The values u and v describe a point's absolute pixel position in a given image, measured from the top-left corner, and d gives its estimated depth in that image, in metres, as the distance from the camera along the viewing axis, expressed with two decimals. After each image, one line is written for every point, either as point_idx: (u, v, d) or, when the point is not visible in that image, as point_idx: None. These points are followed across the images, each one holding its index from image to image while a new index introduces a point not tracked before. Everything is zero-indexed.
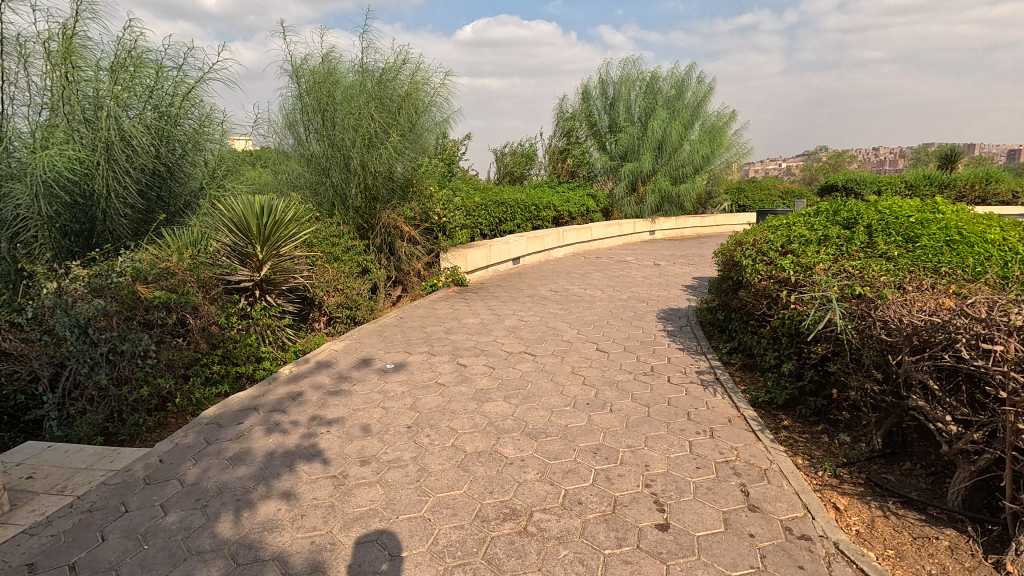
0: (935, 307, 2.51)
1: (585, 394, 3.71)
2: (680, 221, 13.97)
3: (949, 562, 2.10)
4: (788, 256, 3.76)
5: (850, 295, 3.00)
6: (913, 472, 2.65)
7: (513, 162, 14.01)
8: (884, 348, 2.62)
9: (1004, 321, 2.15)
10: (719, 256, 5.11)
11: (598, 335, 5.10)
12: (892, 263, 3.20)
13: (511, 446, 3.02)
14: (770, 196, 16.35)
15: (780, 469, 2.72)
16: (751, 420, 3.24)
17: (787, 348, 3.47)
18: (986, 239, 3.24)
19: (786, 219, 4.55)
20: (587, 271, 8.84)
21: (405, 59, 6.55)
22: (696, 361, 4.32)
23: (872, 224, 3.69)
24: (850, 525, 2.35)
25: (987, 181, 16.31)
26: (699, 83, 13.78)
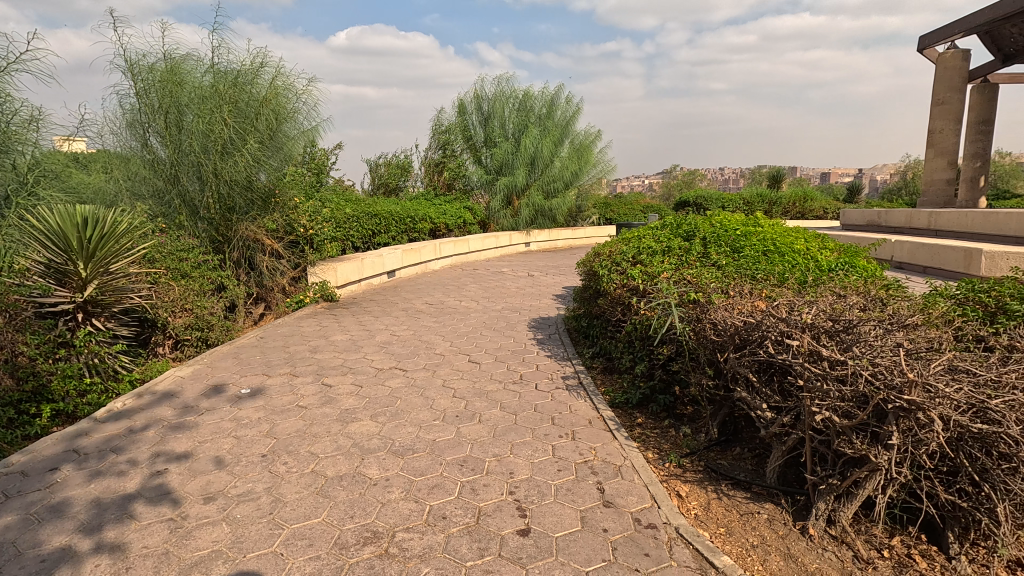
0: (751, 308, 2.88)
1: (454, 406, 3.71)
2: (553, 233, 14.62)
3: (767, 532, 2.40)
4: (638, 266, 4.09)
5: (687, 301, 3.33)
6: (742, 455, 2.99)
7: (388, 173, 13.79)
8: (715, 347, 2.93)
9: (800, 319, 2.51)
10: (582, 266, 5.42)
11: (471, 347, 5.13)
12: (720, 271, 3.61)
13: (375, 466, 2.92)
14: (634, 210, 17.71)
15: (632, 464, 2.93)
16: (609, 420, 3.46)
17: (639, 351, 3.77)
18: (793, 249, 3.78)
19: (639, 231, 4.94)
20: (463, 283, 8.89)
21: (263, 61, 6.17)
22: (562, 367, 4.52)
23: (707, 236, 4.13)
24: (690, 509, 2.59)
25: (804, 200, 19.09)
26: (567, 103, 14.58)
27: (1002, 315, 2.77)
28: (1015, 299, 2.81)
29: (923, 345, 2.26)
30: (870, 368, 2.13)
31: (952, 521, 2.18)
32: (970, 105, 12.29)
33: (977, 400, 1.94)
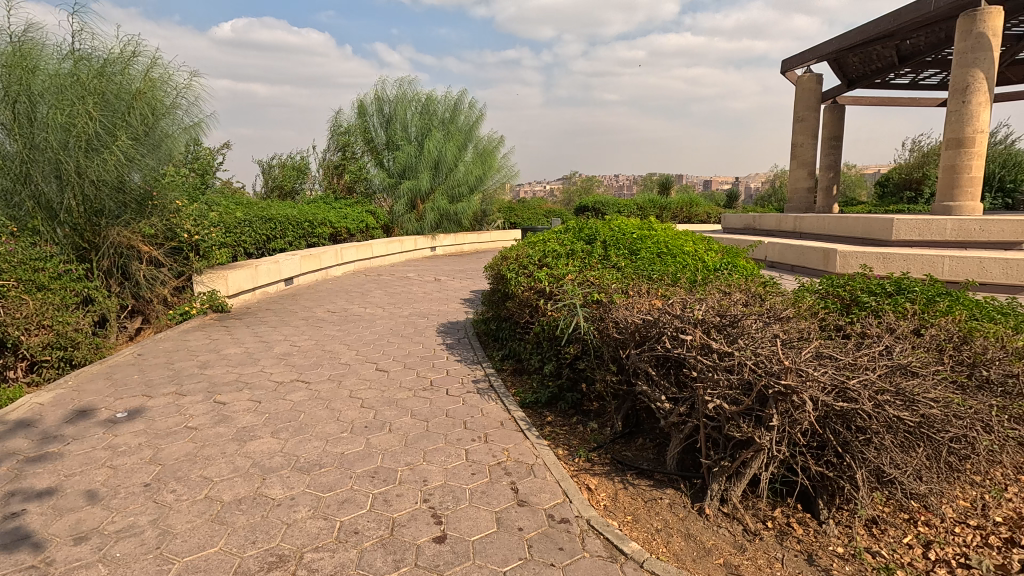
0: (649, 307, 3.06)
1: (363, 417, 3.59)
2: (459, 238, 14.61)
3: (669, 516, 2.56)
4: (544, 269, 4.20)
5: (591, 301, 3.48)
6: (644, 446, 3.17)
7: (282, 175, 13.06)
8: (618, 344, 3.08)
9: (692, 315, 2.72)
10: (489, 269, 5.47)
11: (378, 355, 4.99)
12: (620, 272, 3.82)
13: (279, 485, 2.76)
14: (537, 215, 18.16)
15: (544, 461, 3.00)
16: (520, 420, 3.52)
17: (548, 351, 3.88)
18: (683, 251, 4.08)
19: (543, 235, 5.07)
20: (367, 289, 8.62)
21: (135, 51, 5.60)
22: (472, 370, 4.53)
23: (607, 239, 4.34)
24: (599, 501, 2.70)
25: (690, 205, 20.65)
26: (471, 109, 14.66)
27: (854, 306, 3.18)
28: (864, 292, 3.24)
29: (795, 335, 2.53)
30: (753, 358, 2.35)
31: (822, 490, 2.47)
32: (823, 123, 13.98)
33: (839, 381, 2.21)
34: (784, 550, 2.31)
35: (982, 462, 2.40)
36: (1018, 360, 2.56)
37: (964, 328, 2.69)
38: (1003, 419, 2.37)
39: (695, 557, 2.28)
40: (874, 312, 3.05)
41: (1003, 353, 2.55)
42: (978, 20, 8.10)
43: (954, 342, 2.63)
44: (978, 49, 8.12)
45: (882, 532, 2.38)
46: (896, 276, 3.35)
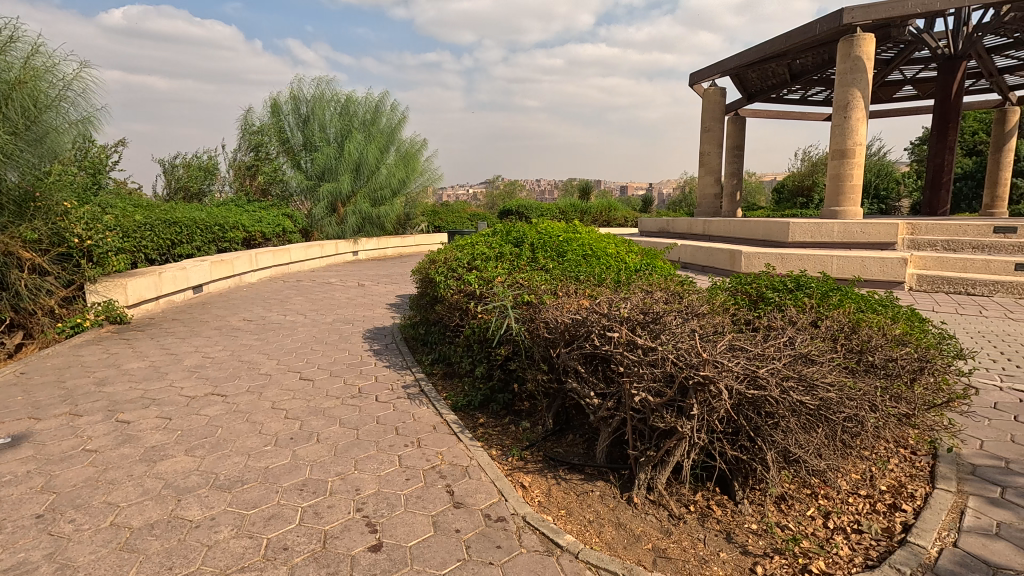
0: (577, 306, 3.17)
1: (288, 428, 3.43)
2: (382, 242, 14.30)
3: (600, 507, 2.66)
4: (473, 271, 4.22)
5: (521, 302, 3.55)
6: (575, 441, 3.27)
7: (187, 176, 12.18)
8: (548, 344, 3.17)
9: (617, 313, 2.84)
10: (417, 273, 5.40)
11: (301, 363, 4.78)
12: (549, 274, 3.91)
13: (197, 505, 2.58)
14: (461, 218, 18.14)
15: (479, 462, 3.02)
16: (453, 423, 3.51)
17: (479, 354, 3.90)
18: (607, 253, 4.24)
19: (471, 238, 5.09)
20: (285, 295, 8.22)
21: (12, 36, 5.03)
22: (402, 376, 4.46)
23: (534, 242, 4.43)
24: (534, 498, 2.76)
25: (609, 210, 21.46)
26: (392, 111, 14.41)
27: (760, 302, 3.46)
28: (769, 289, 3.53)
29: (711, 329, 2.72)
30: (674, 352, 2.50)
31: (737, 472, 2.67)
32: (728, 133, 15.04)
33: (750, 371, 2.40)
34: (705, 530, 2.48)
35: (870, 438, 2.70)
36: (896, 345, 2.90)
37: (852, 319, 3.01)
38: (886, 398, 2.68)
39: (626, 545, 2.39)
40: (777, 307, 3.33)
41: (884, 339, 2.88)
42: (855, 44, 9.05)
43: (845, 331, 2.93)
44: (856, 70, 9.07)
45: (790, 507, 2.61)
46: (795, 273, 3.69)
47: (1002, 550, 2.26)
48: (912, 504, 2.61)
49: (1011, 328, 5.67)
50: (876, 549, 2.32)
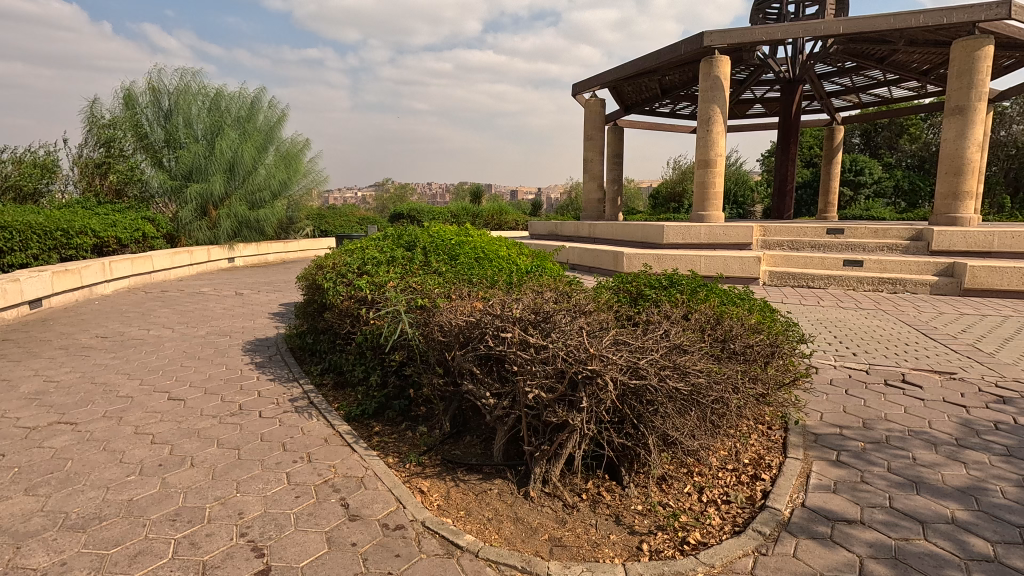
0: (471, 308, 3.20)
1: (155, 454, 3.10)
2: (262, 247, 13.36)
3: (498, 504, 2.71)
4: (364, 277, 4.10)
5: (415, 306, 3.51)
6: (472, 442, 3.30)
7: (18, 174, 10.49)
8: (443, 347, 3.17)
9: (509, 314, 2.92)
10: (303, 279, 5.13)
11: (169, 382, 4.33)
12: (442, 277, 3.91)
13: (42, 551, 2.25)
14: (349, 222, 17.46)
15: (375, 472, 2.94)
16: (346, 434, 3.39)
17: (372, 361, 3.80)
18: (499, 256, 4.34)
19: (361, 242, 4.94)
20: (149, 308, 7.39)
21: None
22: (289, 389, 4.20)
23: (427, 245, 4.40)
24: (433, 502, 2.74)
25: (500, 213, 21.85)
26: (270, 108, 13.55)
27: (640, 299, 3.73)
28: (647, 287, 3.82)
29: (596, 326, 2.88)
30: (564, 348, 2.63)
31: (624, 459, 2.85)
32: (608, 141, 15.98)
33: (633, 362, 2.58)
34: (597, 516, 2.62)
35: (733, 417, 3.02)
36: (753, 333, 3.27)
37: (717, 312, 3.35)
38: (746, 381, 3.01)
39: (524, 538, 2.46)
40: (655, 303, 3.61)
41: (743, 329, 3.24)
42: (714, 65, 10.06)
43: (711, 323, 3.25)
44: (716, 88, 10.08)
45: (669, 486, 2.85)
46: (669, 272, 4.02)
47: (838, 504, 2.64)
48: (768, 473, 2.97)
49: (841, 314, 6.63)
50: (741, 515, 2.61)
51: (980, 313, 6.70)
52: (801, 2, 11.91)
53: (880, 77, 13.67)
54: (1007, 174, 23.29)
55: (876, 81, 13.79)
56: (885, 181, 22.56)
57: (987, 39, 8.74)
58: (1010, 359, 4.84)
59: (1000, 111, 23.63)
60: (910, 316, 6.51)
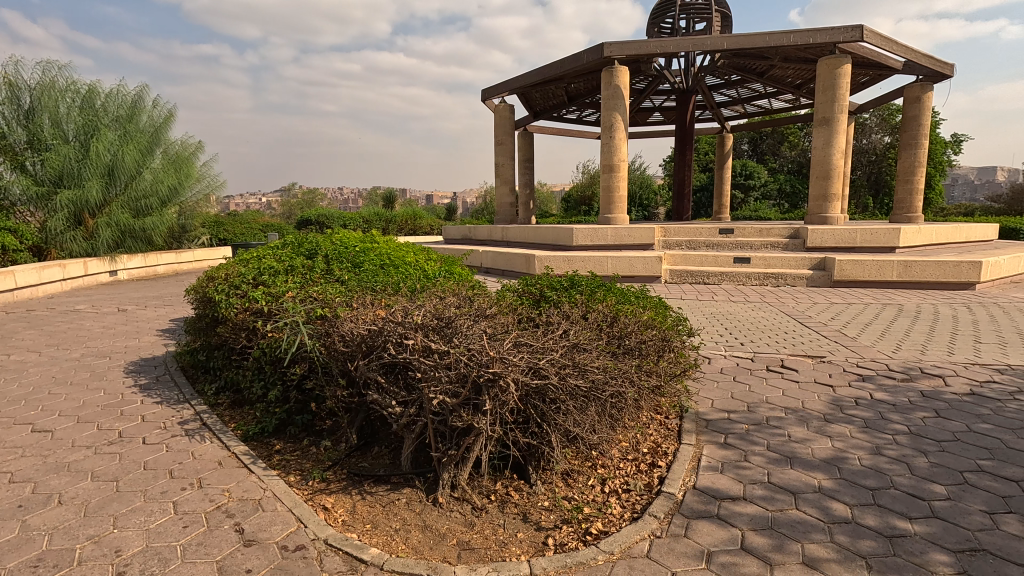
0: (373, 317, 3.14)
1: (14, 494, 2.76)
2: (150, 258, 12.25)
3: (406, 514, 2.68)
4: (260, 287, 3.90)
5: (314, 317, 3.39)
6: (381, 453, 3.23)
7: None
8: (345, 357, 3.08)
9: (411, 321, 2.89)
10: (193, 291, 4.78)
11: (34, 412, 3.87)
12: (344, 286, 3.80)
13: None
14: (251, 229, 16.46)
15: (274, 492, 2.80)
16: (243, 455, 3.20)
17: (271, 376, 3.62)
18: (406, 262, 4.29)
19: (257, 251, 4.68)
20: (9, 330, 6.56)
21: None
22: (178, 411, 3.89)
23: (329, 253, 4.25)
24: (337, 518, 2.66)
25: (414, 218, 21.56)
26: (154, 107, 12.49)
27: (542, 301, 3.84)
28: (549, 288, 3.93)
29: (499, 329, 2.92)
30: (467, 353, 2.64)
31: (530, 457, 2.92)
32: (519, 146, 16.25)
33: (533, 363, 2.64)
34: (505, 516, 2.67)
35: (631, 409, 3.19)
36: (646, 329, 3.47)
37: (613, 309, 3.52)
38: (641, 374, 3.19)
39: (432, 545, 2.45)
40: (556, 304, 3.72)
41: (637, 325, 3.42)
42: (615, 74, 10.56)
43: (608, 321, 3.41)
44: (617, 97, 10.56)
45: (574, 480, 2.95)
46: (569, 273, 4.16)
47: (724, 483, 2.87)
48: (664, 459, 3.16)
49: (733, 307, 7.18)
50: (639, 502, 2.75)
51: (847, 303, 7.53)
52: (692, 18, 12.78)
53: (761, 90, 14.97)
54: (869, 178, 26.34)
55: (758, 93, 15.10)
56: (770, 185, 24.73)
57: (844, 59, 9.87)
58: (870, 342, 5.48)
59: (861, 122, 26.61)
60: (790, 306, 7.18)
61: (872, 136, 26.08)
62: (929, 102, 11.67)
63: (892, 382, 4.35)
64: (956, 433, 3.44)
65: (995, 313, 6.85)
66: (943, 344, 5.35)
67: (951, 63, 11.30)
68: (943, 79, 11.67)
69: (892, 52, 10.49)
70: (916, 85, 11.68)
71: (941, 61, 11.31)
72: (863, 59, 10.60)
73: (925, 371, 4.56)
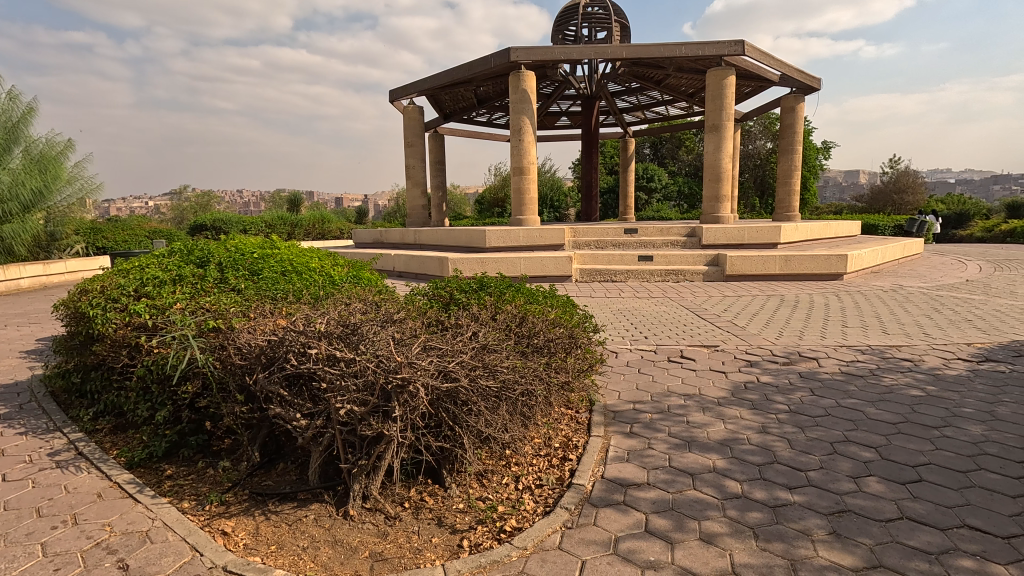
0: (273, 327, 2.98)
1: None
2: (10, 270, 10.74)
3: (315, 531, 2.57)
4: (143, 300, 3.56)
5: (206, 329, 3.16)
6: (286, 469, 3.08)
7: None
8: (243, 371, 2.90)
9: (315, 330, 2.77)
10: (63, 306, 4.29)
11: None
12: (241, 296, 3.58)
13: None
14: (135, 236, 14.88)
15: (164, 522, 2.57)
16: (127, 484, 2.92)
17: (159, 396, 3.34)
18: (308, 270, 4.11)
19: (140, 260, 4.27)
20: None
21: None
22: (47, 442, 3.47)
23: (223, 260, 3.97)
24: (238, 542, 2.50)
25: (322, 222, 20.74)
26: (10, 100, 11.07)
27: (452, 304, 3.84)
28: (459, 291, 3.95)
29: (407, 334, 2.88)
30: (375, 359, 2.57)
31: (443, 461, 2.91)
32: (430, 148, 16.09)
33: (443, 367, 2.63)
34: (420, 522, 2.63)
35: (542, 406, 3.27)
36: (554, 327, 3.59)
37: (522, 309, 3.59)
38: (549, 371, 3.29)
39: (343, 560, 2.37)
40: (465, 307, 3.74)
41: (545, 324, 3.52)
42: (522, 79, 10.74)
43: (517, 321, 3.48)
44: (524, 101, 10.76)
45: (488, 479, 2.99)
46: (478, 275, 4.20)
47: (630, 471, 3.02)
48: (575, 452, 3.27)
49: (638, 303, 7.56)
50: (552, 495, 2.83)
51: (738, 295, 8.18)
52: (594, 27, 13.29)
53: (659, 97, 15.88)
54: (755, 180, 28.78)
55: (656, 101, 16.02)
56: (670, 187, 26.30)
57: (729, 70, 10.74)
58: (757, 330, 6.00)
59: (747, 129, 29.02)
60: (689, 301, 7.68)
61: (756, 142, 28.57)
62: (801, 112, 12.97)
63: (776, 365, 4.80)
64: (828, 408, 3.86)
65: (859, 300, 7.74)
66: (818, 330, 5.98)
67: (818, 77, 12.64)
68: (812, 92, 13.02)
69: (770, 66, 11.53)
70: (790, 97, 12.94)
71: (810, 74, 12.60)
72: (746, 70, 11.57)
73: (802, 355, 5.06)
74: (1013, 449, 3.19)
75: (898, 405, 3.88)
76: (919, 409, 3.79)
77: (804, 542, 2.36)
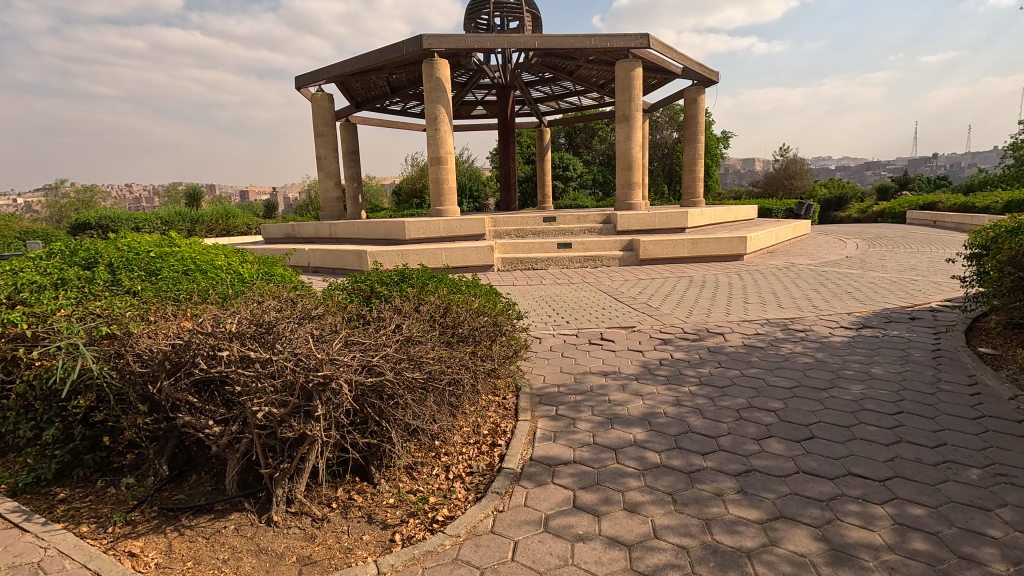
0: (176, 330, 2.78)
1: None
2: None
3: (235, 541, 2.45)
4: (16, 306, 3.16)
5: (98, 337, 2.89)
6: (199, 481, 2.90)
7: None
8: (144, 379, 2.68)
9: (224, 331, 2.60)
10: None
11: None
12: (136, 298, 3.31)
13: None
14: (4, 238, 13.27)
15: (59, 550, 2.34)
16: (10, 513, 2.61)
17: (44, 414, 3.01)
18: (212, 271, 3.86)
19: (10, 264, 3.80)
20: None
21: None
22: None
23: (115, 260, 3.64)
24: (149, 562, 2.33)
25: (226, 217, 19.44)
26: None
27: (373, 297, 3.76)
28: (379, 284, 3.89)
29: (327, 330, 2.79)
30: (293, 358, 2.46)
31: (371, 457, 2.86)
32: (342, 138, 15.48)
33: (366, 361, 2.58)
34: (349, 521, 2.58)
35: (468, 394, 3.29)
36: (477, 316, 3.62)
37: (445, 300, 3.59)
38: (475, 360, 3.32)
39: (269, 568, 2.28)
40: (388, 299, 3.68)
41: (468, 313, 3.55)
42: (435, 67, 10.55)
43: (440, 311, 3.47)
44: (439, 90, 10.61)
45: (418, 472, 2.97)
46: (399, 267, 4.16)
47: (557, 450, 3.13)
48: (503, 438, 3.32)
49: (559, 290, 7.73)
50: (483, 482, 2.87)
51: (651, 279, 8.60)
52: (505, 17, 13.35)
53: (571, 88, 16.22)
54: (664, 169, 30.22)
55: (568, 90, 16.34)
56: (585, 176, 27.06)
57: (636, 62, 11.17)
58: (669, 310, 6.36)
59: (654, 119, 30.40)
60: (607, 285, 7.97)
61: (663, 132, 29.88)
62: (702, 104, 13.74)
63: (686, 342, 5.13)
64: (733, 378, 4.19)
65: (757, 278, 8.40)
66: (722, 307, 6.44)
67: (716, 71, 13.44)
68: (711, 84, 13.83)
69: (673, 59, 12.11)
70: (693, 88, 13.65)
71: (709, 68, 13.37)
72: (651, 63, 12.08)
73: (710, 331, 5.43)
74: (887, 403, 3.62)
75: (793, 371, 4.27)
76: (810, 373, 4.21)
77: (716, 502, 2.56)
